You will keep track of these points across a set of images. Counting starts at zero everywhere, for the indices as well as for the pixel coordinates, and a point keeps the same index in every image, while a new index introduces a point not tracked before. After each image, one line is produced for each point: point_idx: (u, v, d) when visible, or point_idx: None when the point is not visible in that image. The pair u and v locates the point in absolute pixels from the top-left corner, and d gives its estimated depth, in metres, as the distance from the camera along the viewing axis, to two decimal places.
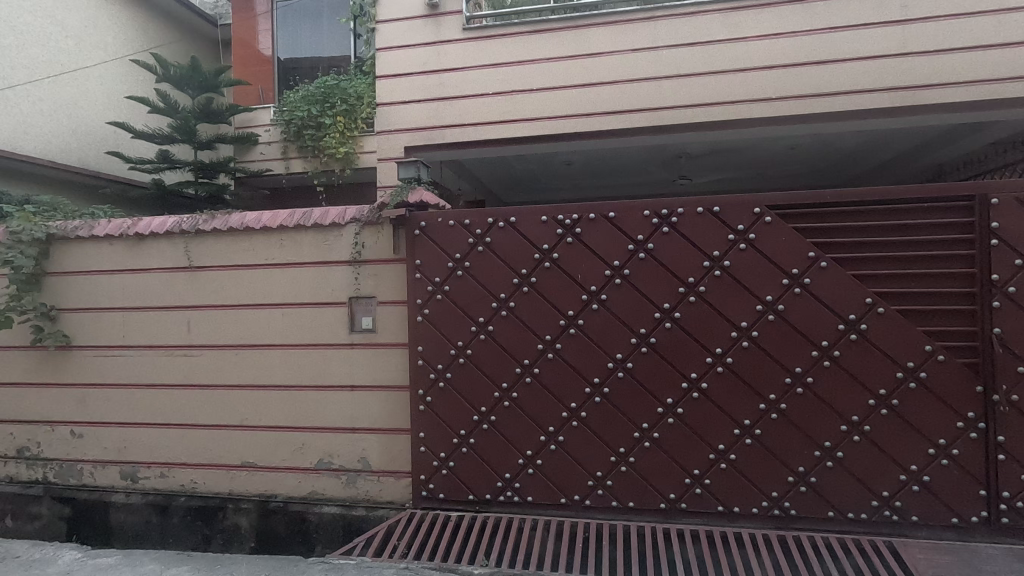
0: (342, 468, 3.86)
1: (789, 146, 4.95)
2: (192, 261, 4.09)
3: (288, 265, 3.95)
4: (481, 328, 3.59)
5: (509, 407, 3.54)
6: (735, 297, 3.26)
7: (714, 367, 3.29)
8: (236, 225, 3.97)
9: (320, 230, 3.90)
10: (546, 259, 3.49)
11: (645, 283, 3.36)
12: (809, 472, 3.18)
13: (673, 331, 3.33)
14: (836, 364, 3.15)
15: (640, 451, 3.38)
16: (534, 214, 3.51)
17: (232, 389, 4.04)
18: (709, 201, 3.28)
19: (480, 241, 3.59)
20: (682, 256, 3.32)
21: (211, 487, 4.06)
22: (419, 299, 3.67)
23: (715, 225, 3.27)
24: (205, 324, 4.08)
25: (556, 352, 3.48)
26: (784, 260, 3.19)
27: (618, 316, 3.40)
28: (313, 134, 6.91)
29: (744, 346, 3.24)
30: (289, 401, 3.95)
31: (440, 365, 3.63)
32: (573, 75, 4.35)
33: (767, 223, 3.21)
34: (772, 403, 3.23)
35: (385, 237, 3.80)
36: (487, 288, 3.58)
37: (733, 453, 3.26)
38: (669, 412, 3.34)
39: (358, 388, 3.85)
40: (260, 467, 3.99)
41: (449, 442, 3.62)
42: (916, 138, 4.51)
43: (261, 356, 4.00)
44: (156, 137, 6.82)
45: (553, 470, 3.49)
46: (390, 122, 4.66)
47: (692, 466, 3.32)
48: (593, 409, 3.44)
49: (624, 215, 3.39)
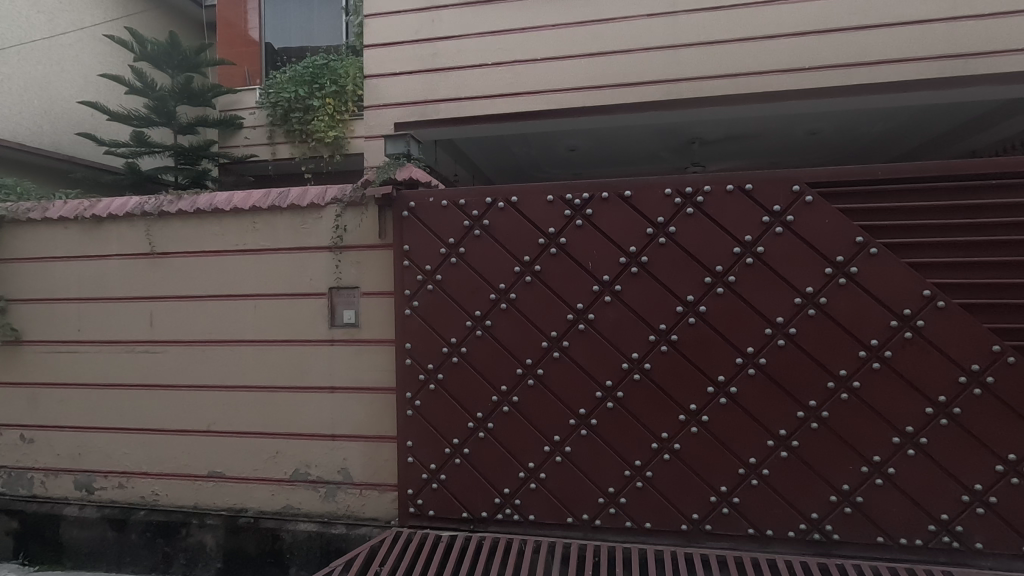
0: (321, 480, 3.44)
1: (812, 130, 4.56)
2: (155, 247, 3.66)
3: (261, 252, 3.52)
4: (477, 323, 3.15)
5: (509, 413, 3.11)
6: (770, 288, 2.83)
7: (745, 369, 2.87)
8: (204, 206, 3.54)
9: (298, 213, 3.47)
10: (553, 244, 3.06)
11: (666, 272, 2.93)
12: (854, 490, 2.76)
13: (697, 327, 2.90)
14: (887, 366, 2.73)
15: (659, 464, 2.95)
16: (538, 192, 3.08)
17: (199, 390, 3.61)
18: (740, 177, 2.86)
19: (477, 223, 3.16)
20: (708, 242, 2.89)
21: (174, 499, 3.63)
22: (407, 290, 3.24)
23: (748, 205, 2.85)
24: (169, 317, 3.65)
25: (563, 351, 3.05)
26: (828, 246, 2.77)
27: (634, 309, 2.98)
28: (300, 117, 6.51)
29: (781, 345, 2.82)
30: (263, 404, 3.52)
31: (430, 365, 3.20)
32: (582, 44, 3.92)
33: (808, 202, 2.78)
34: (812, 410, 2.80)
35: (369, 219, 3.37)
36: (485, 278, 3.15)
37: (766, 468, 2.84)
38: (692, 419, 2.92)
39: (339, 390, 3.42)
40: (227, 478, 3.56)
41: (440, 452, 3.20)
42: (958, 117, 4.09)
43: (231, 353, 3.56)
44: (133, 120, 6.40)
45: (558, 485, 3.07)
46: (378, 97, 4.23)
47: (717, 481, 2.90)
48: (605, 417, 3.01)
49: (641, 194, 2.96)
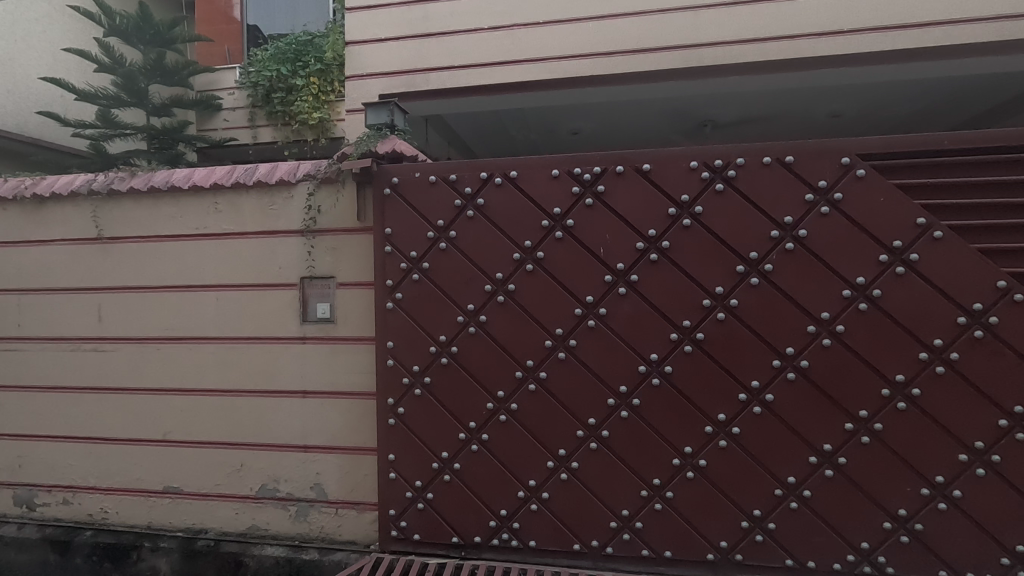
0: (291, 497, 3.01)
1: (833, 113, 4.20)
2: (103, 231, 3.21)
3: (223, 236, 3.09)
4: (470, 319, 2.73)
5: (506, 422, 2.69)
6: (813, 278, 2.41)
7: (783, 372, 2.45)
8: (159, 184, 3.10)
9: (265, 192, 3.04)
10: (558, 227, 2.64)
11: (690, 260, 2.51)
12: (912, 516, 2.36)
13: (727, 324, 2.49)
14: (953, 371, 2.31)
15: (681, 483, 2.54)
16: (542, 166, 2.66)
17: (153, 394, 3.17)
18: (778, 148, 2.45)
19: (470, 202, 2.73)
20: (740, 224, 2.47)
21: (126, 518, 3.19)
22: (389, 280, 2.80)
23: (788, 180, 2.43)
24: (119, 311, 3.21)
25: (570, 351, 2.63)
26: (882, 229, 2.35)
27: (653, 303, 2.55)
28: (282, 97, 6.06)
29: (826, 345, 2.40)
30: (225, 411, 3.08)
31: (415, 367, 2.77)
32: (589, 6, 3.49)
33: (860, 177, 2.36)
34: (861, 422, 2.39)
35: (346, 199, 2.95)
36: (480, 266, 2.72)
37: (808, 489, 2.43)
38: (720, 431, 2.51)
39: (312, 395, 2.99)
40: (186, 495, 3.13)
41: (427, 467, 2.77)
42: (997, 96, 3.73)
43: (189, 352, 3.13)
44: (101, 98, 5.88)
45: (563, 507, 2.65)
46: (360, 66, 3.78)
47: (750, 504, 2.48)
48: (618, 427, 2.59)
49: (663, 167, 2.54)
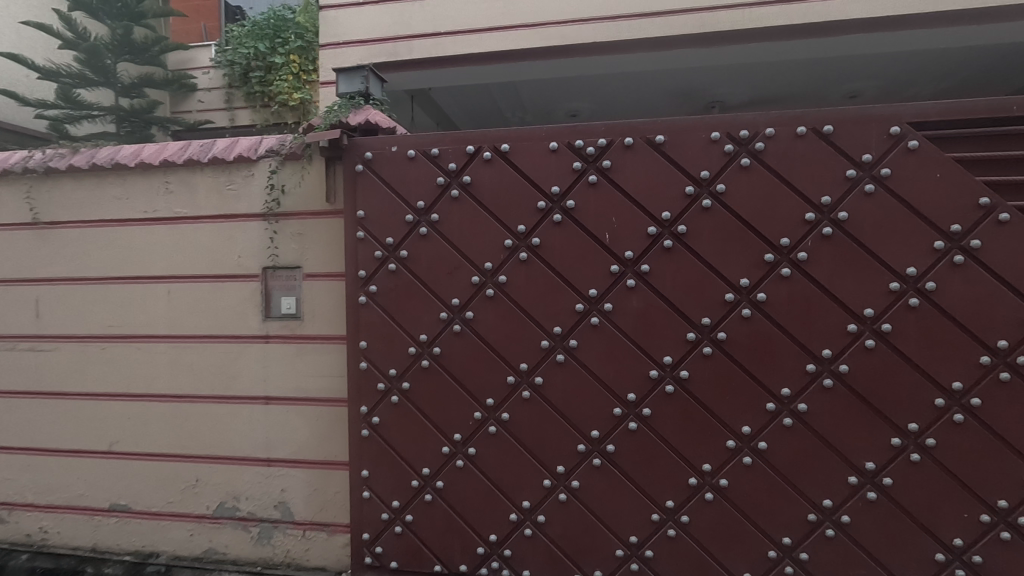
0: (252, 518, 2.66)
1: (851, 94, 3.92)
2: (38, 216, 2.84)
3: (175, 221, 2.71)
4: (454, 315, 2.37)
5: (495, 435, 2.33)
6: (855, 269, 2.06)
7: (818, 378, 2.11)
8: (102, 161, 2.73)
9: (222, 171, 2.67)
10: (557, 210, 2.28)
11: (711, 247, 2.16)
12: (969, 547, 2.01)
13: (753, 322, 2.14)
14: (1019, 378, 1.97)
15: (698, 505, 2.19)
16: (539, 138, 2.29)
17: (97, 399, 2.80)
18: (814, 117, 2.09)
19: (455, 180, 2.36)
20: (770, 205, 2.11)
21: (68, 539, 2.83)
22: (362, 270, 2.43)
23: (827, 154, 2.07)
24: (58, 306, 2.83)
25: (569, 353, 2.27)
26: (938, 211, 2.00)
27: (666, 298, 2.20)
28: (260, 77, 5.66)
29: (869, 347, 2.05)
30: (178, 419, 2.72)
31: (392, 372, 2.41)
32: None
33: (912, 149, 2.00)
34: (910, 437, 2.05)
35: (314, 179, 2.58)
36: (466, 255, 2.36)
37: (846, 514, 2.09)
38: (744, 447, 2.16)
39: (275, 401, 2.63)
40: (135, 513, 2.77)
41: (406, 486, 2.42)
42: None
43: (137, 353, 2.76)
44: (63, 76, 5.38)
45: (562, 532, 2.30)
46: (337, 33, 3.37)
47: (778, 532, 2.14)
48: (625, 441, 2.24)
49: (679, 140, 2.18)
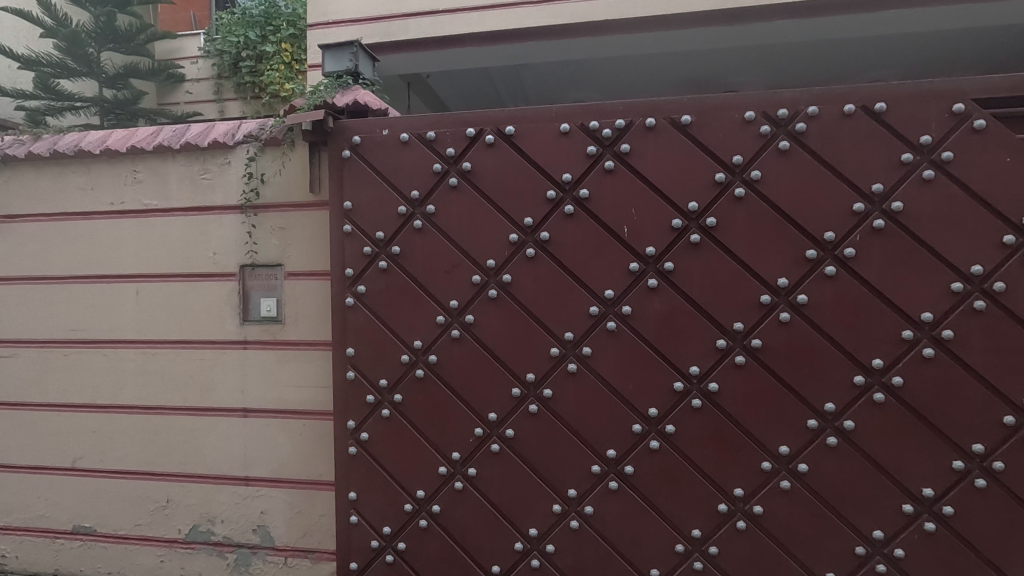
0: (229, 542, 2.40)
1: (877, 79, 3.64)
2: None
3: (144, 214, 2.45)
4: (453, 320, 2.11)
5: (499, 453, 2.07)
6: (911, 267, 1.80)
7: (867, 392, 1.84)
8: (65, 149, 2.47)
9: (195, 158, 2.41)
10: (568, 200, 2.02)
11: (745, 242, 1.90)
12: None
13: (793, 328, 1.87)
14: None
15: (729, 534, 1.93)
16: (549, 119, 2.03)
17: (58, 411, 2.54)
18: (864, 93, 1.83)
19: (454, 167, 2.11)
20: (812, 195, 1.85)
21: (27, 563, 2.57)
22: (349, 268, 2.17)
23: (878, 136, 1.81)
24: (17, 307, 2.58)
25: (582, 362, 2.01)
26: (1008, 201, 1.73)
27: (693, 300, 1.94)
28: (251, 66, 5.38)
29: (928, 356, 1.79)
30: (147, 432, 2.46)
31: (383, 382, 2.15)
32: None
33: (978, 129, 1.74)
34: (973, 460, 1.79)
35: (296, 167, 2.32)
36: (466, 251, 2.10)
37: (900, 546, 1.83)
38: (782, 469, 1.90)
39: (254, 414, 2.38)
40: (100, 537, 2.51)
41: (398, 510, 2.16)
42: None
43: (102, 360, 2.50)
44: (45, 66, 4.99)
45: (573, 564, 2.04)
46: (326, 11, 3.10)
47: (821, 566, 1.88)
48: (646, 462, 1.98)
49: (707, 120, 1.92)
